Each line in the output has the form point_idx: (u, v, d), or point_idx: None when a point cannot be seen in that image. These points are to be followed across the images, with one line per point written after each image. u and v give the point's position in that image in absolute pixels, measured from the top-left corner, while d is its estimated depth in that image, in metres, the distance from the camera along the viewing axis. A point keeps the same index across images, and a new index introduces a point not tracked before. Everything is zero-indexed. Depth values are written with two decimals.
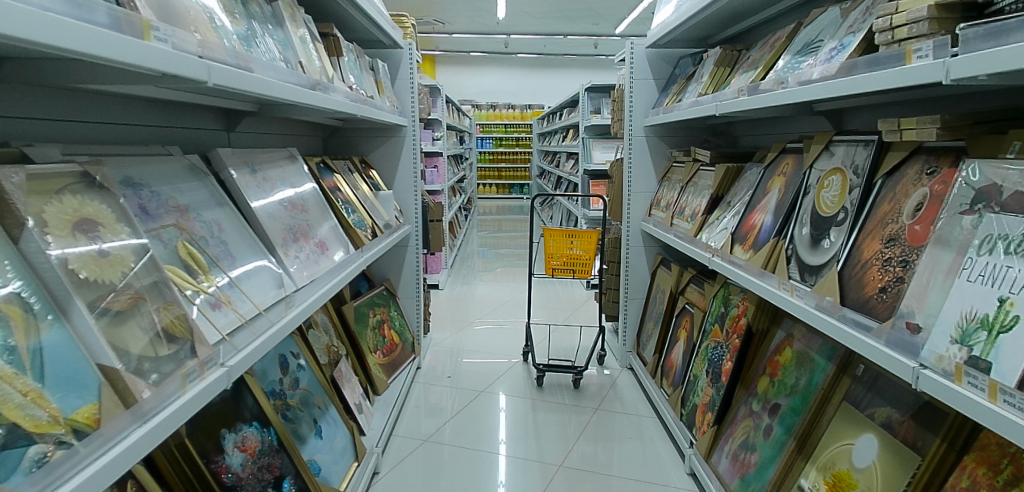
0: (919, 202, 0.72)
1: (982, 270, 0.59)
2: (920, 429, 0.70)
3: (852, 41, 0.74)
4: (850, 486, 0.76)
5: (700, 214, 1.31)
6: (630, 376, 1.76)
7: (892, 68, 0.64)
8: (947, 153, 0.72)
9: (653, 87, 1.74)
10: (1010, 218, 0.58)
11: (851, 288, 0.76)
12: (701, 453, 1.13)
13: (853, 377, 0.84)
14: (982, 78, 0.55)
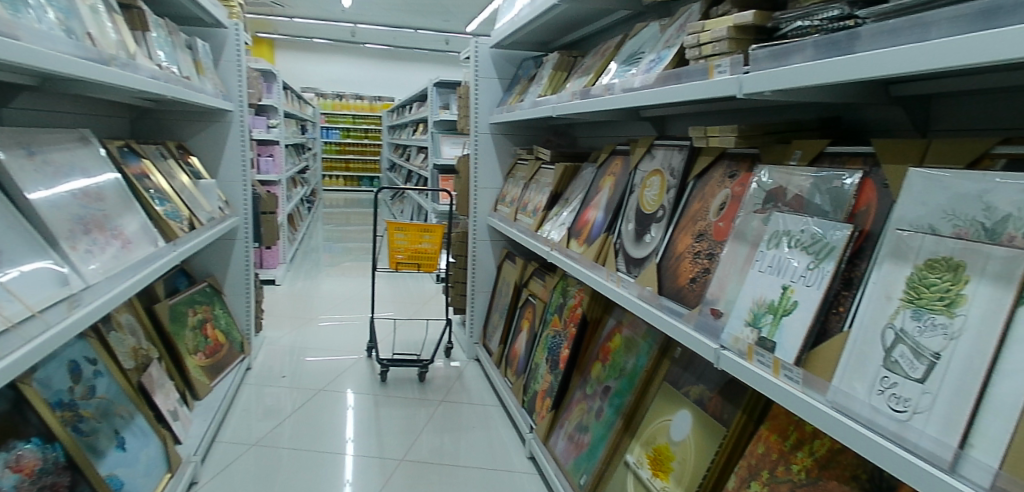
0: (723, 202, 0.81)
1: (771, 262, 0.68)
2: (724, 403, 0.79)
3: (667, 54, 0.82)
4: (667, 459, 0.84)
5: (541, 210, 1.38)
6: (478, 367, 1.80)
7: (698, 80, 0.71)
8: (745, 158, 0.82)
9: (498, 86, 1.82)
10: (788, 216, 0.68)
11: (668, 278, 0.84)
12: (541, 438, 1.20)
13: (672, 359, 0.93)
14: (767, 93, 0.64)
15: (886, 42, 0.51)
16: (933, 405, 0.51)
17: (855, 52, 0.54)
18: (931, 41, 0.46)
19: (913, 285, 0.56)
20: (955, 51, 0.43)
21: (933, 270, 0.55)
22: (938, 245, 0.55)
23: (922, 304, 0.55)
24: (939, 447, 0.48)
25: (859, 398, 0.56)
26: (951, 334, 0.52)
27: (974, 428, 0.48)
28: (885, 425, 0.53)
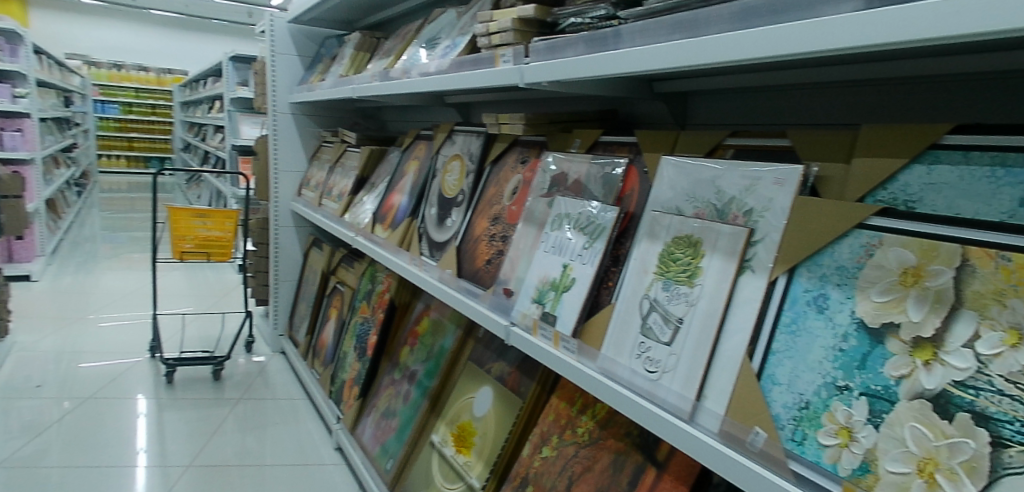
0: (516, 188, 0.92)
1: (555, 244, 0.79)
2: (521, 377, 0.91)
3: (461, 41, 0.86)
4: (471, 433, 0.94)
5: (347, 195, 1.51)
6: (284, 361, 2.05)
7: (486, 69, 0.76)
8: (535, 147, 0.95)
9: (296, 62, 2.07)
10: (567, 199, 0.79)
11: (466, 262, 0.94)
12: (348, 427, 1.32)
13: (475, 340, 1.06)
14: (546, 85, 0.70)
15: (657, 39, 0.58)
16: (677, 364, 0.64)
17: (621, 48, 0.62)
18: (704, 37, 0.53)
19: (664, 260, 0.69)
20: (723, 47, 0.50)
21: (678, 247, 0.69)
22: (683, 225, 0.69)
23: (670, 276, 0.69)
24: (682, 401, 0.62)
25: (623, 364, 0.68)
26: (690, 301, 0.65)
27: (706, 382, 0.62)
28: (641, 385, 0.66)
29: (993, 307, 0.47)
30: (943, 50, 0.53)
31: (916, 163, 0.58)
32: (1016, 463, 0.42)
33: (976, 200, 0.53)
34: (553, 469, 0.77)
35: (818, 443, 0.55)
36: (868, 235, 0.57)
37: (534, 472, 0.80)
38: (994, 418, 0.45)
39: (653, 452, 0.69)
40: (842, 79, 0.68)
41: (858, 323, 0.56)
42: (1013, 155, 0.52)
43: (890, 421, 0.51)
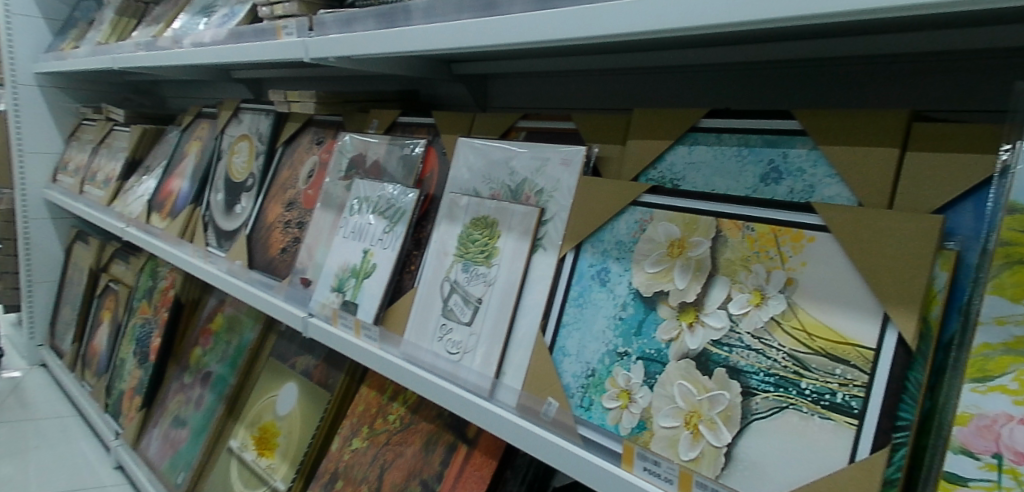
0: (310, 172, 1.08)
1: (353, 228, 0.90)
2: (327, 370, 1.09)
3: (239, 11, 0.96)
4: (275, 428, 1.13)
5: (118, 181, 1.72)
6: (42, 374, 2.31)
7: (270, 40, 0.82)
8: (331, 126, 1.10)
9: (43, 25, 2.26)
10: (366, 180, 0.91)
11: (260, 251, 1.09)
12: (131, 441, 1.54)
13: (276, 334, 1.27)
14: (333, 60, 0.75)
15: (452, 17, 0.62)
16: (478, 343, 0.72)
17: (411, 25, 0.66)
18: (508, 15, 0.57)
19: (463, 242, 0.77)
20: (510, 28, 0.56)
21: (477, 228, 0.77)
22: (481, 206, 0.77)
23: (469, 258, 0.77)
24: (482, 380, 0.70)
25: (425, 348, 0.76)
26: (488, 281, 0.74)
27: (505, 361, 0.71)
28: (445, 367, 0.74)
29: (741, 272, 0.60)
30: (711, 41, 0.70)
31: (679, 145, 0.67)
32: (761, 409, 0.56)
33: (727, 177, 0.64)
34: (365, 458, 0.91)
35: (603, 407, 0.63)
36: (642, 211, 0.66)
37: (343, 462, 0.94)
38: (743, 371, 0.58)
39: (464, 432, 0.82)
40: (614, 67, 0.85)
41: (633, 293, 0.65)
42: (754, 139, 0.63)
43: (663, 381, 0.61)
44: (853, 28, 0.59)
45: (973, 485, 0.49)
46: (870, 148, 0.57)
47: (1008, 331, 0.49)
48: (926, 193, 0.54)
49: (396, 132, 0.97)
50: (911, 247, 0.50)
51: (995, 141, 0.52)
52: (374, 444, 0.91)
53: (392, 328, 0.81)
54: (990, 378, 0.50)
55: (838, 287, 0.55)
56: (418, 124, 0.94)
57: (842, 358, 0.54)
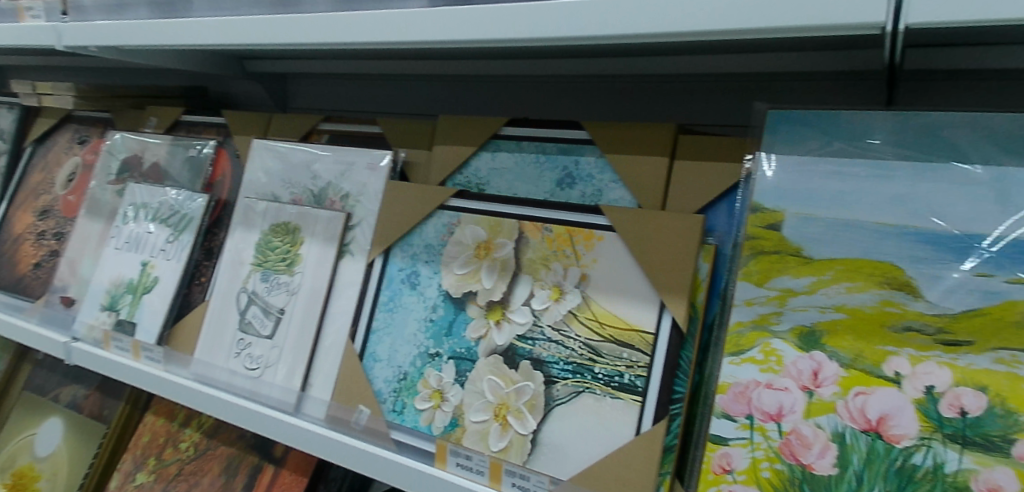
0: (72, 174, 0.97)
1: (128, 238, 0.84)
2: (104, 399, 0.99)
3: None
4: (33, 472, 0.98)
5: None
6: None
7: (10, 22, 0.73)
8: (97, 124, 1.00)
9: None
10: (144, 185, 0.86)
11: (5, 267, 0.95)
12: None
13: (32, 363, 1.11)
14: (92, 49, 0.69)
15: (243, 10, 0.59)
16: (279, 356, 0.70)
17: (192, 14, 0.61)
18: (303, 14, 0.55)
19: (261, 249, 0.75)
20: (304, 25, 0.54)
21: (276, 235, 0.74)
22: (281, 212, 0.75)
23: (269, 267, 0.74)
24: (287, 394, 0.68)
25: (220, 366, 0.72)
26: (290, 290, 0.72)
27: (313, 373, 0.68)
28: (244, 385, 0.70)
29: (542, 270, 0.63)
30: (505, 53, 0.74)
31: (483, 151, 0.70)
32: (561, 395, 0.60)
33: (527, 182, 0.68)
34: None
35: (415, 409, 0.63)
36: (449, 215, 0.68)
37: None
38: (545, 361, 0.61)
39: (269, 451, 0.78)
40: (417, 72, 0.87)
41: (443, 295, 0.66)
42: (550, 147, 0.68)
43: (472, 378, 0.63)
44: (629, 49, 0.67)
45: (732, 443, 0.58)
46: (645, 153, 0.64)
47: (754, 310, 0.59)
48: (689, 195, 0.63)
49: (179, 132, 0.91)
50: (680, 243, 0.59)
51: (742, 152, 0.63)
52: (162, 477, 0.83)
53: (178, 348, 0.76)
54: (742, 351, 0.59)
55: (623, 279, 0.61)
56: (206, 124, 0.89)
57: (627, 342, 0.60)
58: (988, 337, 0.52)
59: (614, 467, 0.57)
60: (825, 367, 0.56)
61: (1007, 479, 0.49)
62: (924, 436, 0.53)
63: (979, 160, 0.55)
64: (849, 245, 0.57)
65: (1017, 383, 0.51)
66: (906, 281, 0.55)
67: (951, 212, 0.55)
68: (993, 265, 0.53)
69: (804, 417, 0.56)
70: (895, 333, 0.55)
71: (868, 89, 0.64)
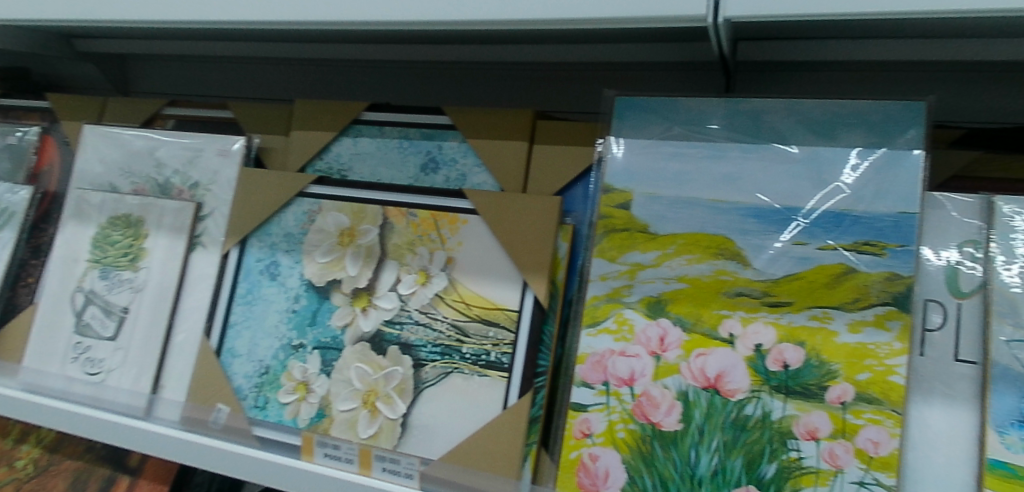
0: None
1: None
2: None
3: None
4: None
5: None
6: None
7: None
8: None
9: None
10: None
11: None
12: None
13: None
14: None
15: None
16: (124, 359, 0.67)
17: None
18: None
19: (99, 244, 0.71)
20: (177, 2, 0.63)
21: (116, 228, 0.71)
22: (120, 203, 0.72)
23: (109, 263, 0.70)
24: (135, 398, 0.65)
25: (55, 374, 0.68)
26: (134, 287, 0.69)
27: (166, 373, 0.66)
28: (84, 392, 0.67)
29: (407, 255, 0.64)
30: (362, 37, 0.73)
31: (344, 136, 0.69)
32: (431, 377, 0.61)
33: (391, 167, 0.67)
34: None
35: (279, 403, 0.63)
36: (309, 202, 0.67)
37: None
38: (413, 345, 0.62)
39: (123, 462, 0.74)
40: (281, 55, 0.85)
41: (305, 284, 0.65)
42: (413, 132, 0.68)
43: (338, 367, 0.62)
44: (485, 37, 0.67)
45: (590, 409, 0.62)
46: (504, 137, 0.66)
47: (608, 284, 0.63)
48: (547, 176, 0.65)
49: None
50: (539, 224, 0.62)
51: (594, 136, 0.66)
52: None
53: (4, 358, 0.71)
54: (598, 322, 0.63)
55: (486, 260, 0.63)
56: (24, 109, 0.83)
57: (493, 321, 0.62)
58: (803, 297, 0.60)
59: (483, 442, 0.60)
60: (670, 333, 0.62)
61: (821, 420, 0.58)
62: (754, 388, 0.59)
63: (795, 141, 0.62)
64: (688, 221, 0.63)
65: (827, 337, 0.59)
66: (737, 251, 0.61)
67: (772, 189, 0.62)
68: (808, 234, 0.60)
69: (653, 379, 0.61)
70: (729, 298, 0.61)
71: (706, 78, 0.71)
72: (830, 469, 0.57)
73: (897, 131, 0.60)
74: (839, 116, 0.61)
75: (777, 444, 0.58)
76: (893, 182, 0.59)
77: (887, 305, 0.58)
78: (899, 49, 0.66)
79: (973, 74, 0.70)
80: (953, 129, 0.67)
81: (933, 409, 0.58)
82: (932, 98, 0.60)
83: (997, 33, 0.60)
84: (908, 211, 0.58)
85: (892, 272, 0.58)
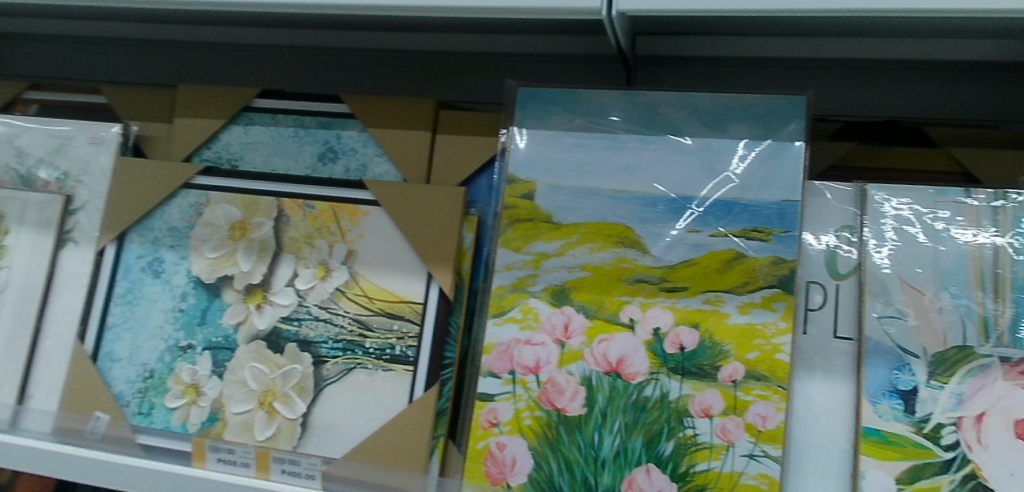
0: None
1: None
2: None
3: None
4: None
5: None
6: None
7: None
8: None
9: None
10: None
11: None
12: None
13: None
14: None
15: None
16: None
17: None
18: None
19: None
20: None
21: None
22: None
23: None
24: None
25: None
26: None
27: (34, 382, 0.61)
28: None
29: (305, 249, 0.62)
30: (257, 21, 0.71)
31: (233, 124, 0.67)
32: (331, 374, 0.60)
33: (286, 157, 0.65)
34: None
35: (165, 408, 0.60)
36: (197, 194, 0.64)
37: None
38: (313, 342, 0.60)
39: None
40: (178, 38, 0.83)
41: (193, 282, 0.62)
42: (309, 120, 0.66)
43: (231, 368, 0.60)
44: (384, 24, 0.67)
45: (497, 398, 0.62)
46: (407, 127, 0.65)
47: (513, 274, 0.63)
48: (450, 167, 0.65)
49: None
50: (444, 215, 0.62)
51: (498, 126, 0.66)
52: None
53: None
54: (504, 312, 0.63)
55: (389, 252, 0.62)
56: None
57: (397, 314, 0.61)
58: (697, 282, 0.62)
59: (388, 437, 0.59)
60: (574, 320, 0.63)
61: (714, 398, 0.60)
62: (653, 371, 0.62)
63: (688, 133, 0.64)
64: (589, 210, 0.64)
65: (720, 319, 0.62)
66: (636, 240, 0.63)
67: (668, 179, 0.64)
68: (701, 222, 0.63)
69: (558, 366, 0.62)
70: (629, 284, 0.63)
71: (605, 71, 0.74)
72: (722, 444, 0.60)
73: (780, 123, 0.63)
74: (729, 109, 0.64)
75: (674, 423, 0.61)
76: (777, 172, 0.62)
77: (773, 288, 0.61)
78: (783, 47, 0.70)
79: (845, 71, 0.75)
80: (831, 123, 0.72)
81: (816, 383, 0.62)
82: (811, 93, 0.63)
83: (865, 32, 0.65)
84: (790, 199, 0.62)
85: (777, 257, 0.61)
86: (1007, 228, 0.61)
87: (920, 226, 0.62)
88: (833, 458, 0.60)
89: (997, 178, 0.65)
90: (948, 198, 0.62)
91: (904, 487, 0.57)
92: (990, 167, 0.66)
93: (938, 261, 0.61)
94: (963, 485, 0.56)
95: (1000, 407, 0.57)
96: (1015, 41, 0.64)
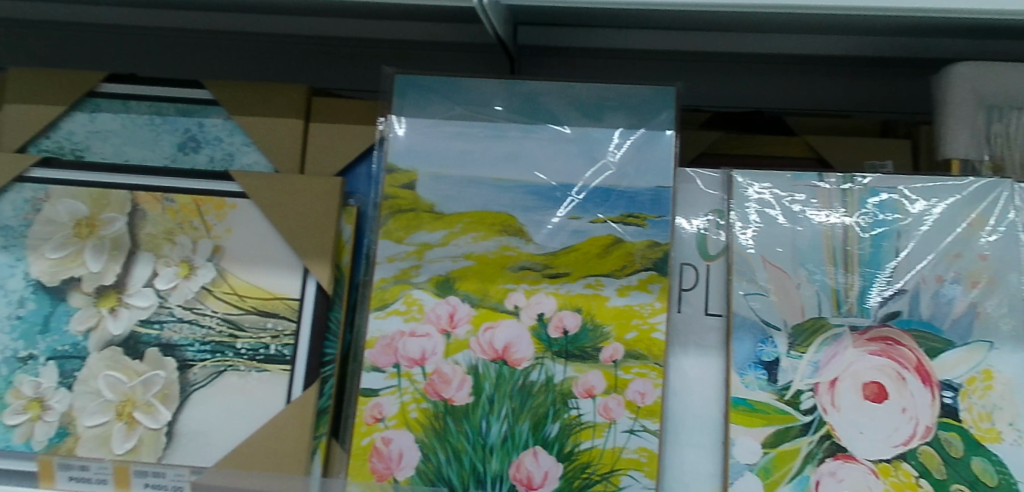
0: None
1: None
2: None
3: None
4: None
5: None
6: None
7: None
8: None
9: None
10: None
11: None
12: None
13: None
14: None
15: None
16: None
17: None
18: None
19: None
20: None
21: None
22: None
23: None
24: None
25: None
26: None
27: None
28: None
29: (165, 246, 0.58)
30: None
31: (77, 111, 0.62)
32: (199, 378, 0.57)
33: (141, 146, 0.62)
34: None
35: (6, 426, 0.55)
36: (34, 189, 0.59)
37: None
38: (177, 345, 0.57)
39: None
40: (35, 18, 0.79)
41: (33, 286, 0.57)
42: (167, 108, 0.63)
43: (82, 378, 0.56)
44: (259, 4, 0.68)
45: (381, 393, 0.61)
46: (279, 115, 0.63)
47: (395, 265, 0.62)
48: (325, 156, 0.63)
49: None
50: (319, 206, 0.59)
51: (376, 115, 0.65)
52: None
53: None
54: (387, 305, 0.62)
55: (259, 246, 0.59)
56: None
57: (271, 311, 0.59)
58: (579, 268, 0.64)
59: (264, 440, 0.57)
60: (459, 309, 0.62)
61: (596, 378, 0.62)
62: (538, 356, 0.62)
63: (567, 122, 0.65)
64: (472, 199, 0.64)
65: (601, 302, 0.64)
66: (519, 227, 0.64)
67: (548, 167, 0.65)
68: (581, 209, 0.64)
69: (444, 356, 0.62)
70: (513, 272, 0.63)
71: (484, 60, 0.77)
72: (604, 422, 0.62)
73: (653, 113, 0.66)
74: (605, 99, 0.66)
75: (560, 405, 0.62)
76: (650, 159, 0.65)
77: (649, 270, 0.64)
78: (652, 40, 0.74)
79: (714, 63, 0.79)
80: (701, 113, 0.76)
81: (689, 357, 0.65)
82: (680, 83, 0.66)
83: (725, 27, 0.69)
84: (663, 185, 0.65)
85: (652, 241, 0.64)
86: (853, 209, 0.66)
87: (779, 209, 0.67)
88: (705, 428, 0.64)
89: (844, 162, 0.71)
90: (804, 182, 0.67)
91: (769, 451, 0.62)
92: (839, 152, 0.72)
93: (796, 240, 0.66)
94: (819, 445, 0.61)
95: (850, 372, 0.62)
96: (859, 36, 0.70)
